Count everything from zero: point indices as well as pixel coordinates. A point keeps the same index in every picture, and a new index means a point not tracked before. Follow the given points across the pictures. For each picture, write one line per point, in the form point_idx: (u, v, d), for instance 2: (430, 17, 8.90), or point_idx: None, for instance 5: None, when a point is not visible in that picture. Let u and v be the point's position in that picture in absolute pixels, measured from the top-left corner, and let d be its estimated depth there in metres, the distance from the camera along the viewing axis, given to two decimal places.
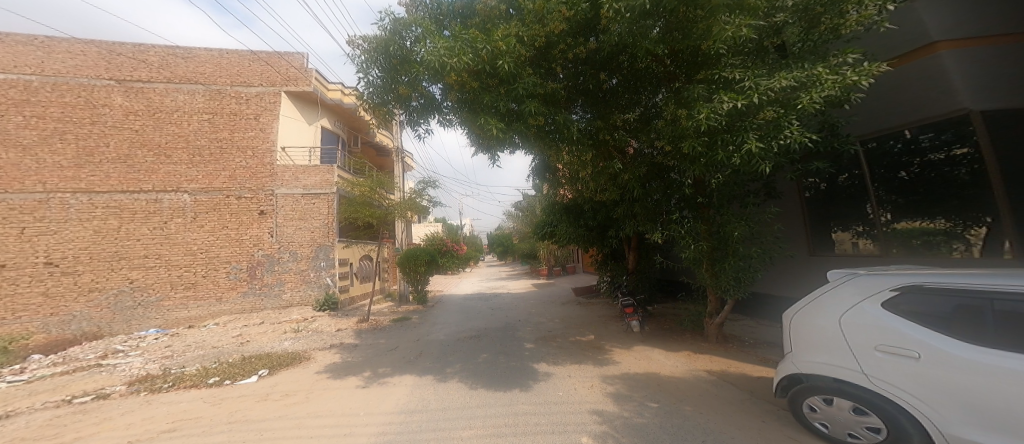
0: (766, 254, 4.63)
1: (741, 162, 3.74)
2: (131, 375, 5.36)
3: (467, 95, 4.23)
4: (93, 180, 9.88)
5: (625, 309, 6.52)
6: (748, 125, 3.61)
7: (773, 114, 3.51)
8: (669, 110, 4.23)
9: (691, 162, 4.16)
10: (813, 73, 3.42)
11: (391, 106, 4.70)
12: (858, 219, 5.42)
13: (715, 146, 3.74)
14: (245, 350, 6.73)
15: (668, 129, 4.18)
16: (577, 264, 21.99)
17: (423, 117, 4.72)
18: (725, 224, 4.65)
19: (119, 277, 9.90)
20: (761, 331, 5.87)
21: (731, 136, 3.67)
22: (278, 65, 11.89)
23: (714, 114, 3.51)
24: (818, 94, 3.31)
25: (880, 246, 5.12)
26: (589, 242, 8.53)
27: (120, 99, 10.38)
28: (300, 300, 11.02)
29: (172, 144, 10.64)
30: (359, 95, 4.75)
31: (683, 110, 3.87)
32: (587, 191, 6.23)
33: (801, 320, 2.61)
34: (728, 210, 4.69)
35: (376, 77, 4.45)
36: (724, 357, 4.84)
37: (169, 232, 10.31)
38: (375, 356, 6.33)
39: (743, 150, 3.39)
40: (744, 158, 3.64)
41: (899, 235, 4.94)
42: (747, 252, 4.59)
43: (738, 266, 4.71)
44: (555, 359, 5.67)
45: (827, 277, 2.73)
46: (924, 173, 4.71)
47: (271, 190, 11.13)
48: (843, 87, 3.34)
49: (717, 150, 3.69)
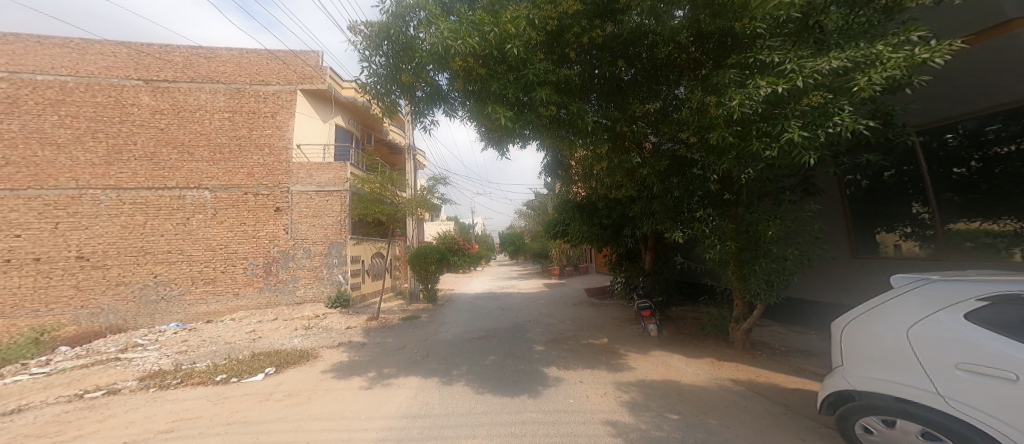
0: (803, 257, 4.21)
1: (779, 154, 3.37)
2: (144, 370, 5.38)
3: (475, 84, 4.02)
4: (121, 177, 10.18)
5: (643, 312, 6.18)
6: (789, 112, 3.22)
7: (820, 98, 3.07)
8: (695, 98, 3.91)
9: (721, 155, 3.83)
10: (871, 52, 3.01)
11: (396, 96, 4.51)
12: (906, 219, 5.00)
13: (750, 137, 3.39)
14: (257, 346, 6.74)
15: (696, 119, 3.87)
16: (590, 264, 21.57)
17: (429, 108, 4.54)
18: (756, 222, 4.30)
19: (144, 272, 10.18)
20: (791, 338, 5.45)
21: (771, 126, 3.30)
22: (295, 64, 12.01)
23: (749, 102, 3.18)
24: (878, 74, 2.87)
25: (929, 250, 4.72)
26: (603, 241, 8.22)
27: (146, 99, 10.66)
28: (314, 296, 11.14)
29: (194, 141, 10.86)
30: (363, 85, 4.58)
31: (713, 97, 3.56)
32: (602, 188, 5.94)
33: (857, 331, 2.27)
34: (759, 208, 4.33)
35: (381, 65, 4.28)
36: (750, 365, 4.47)
37: (191, 228, 10.54)
38: (382, 355, 6.22)
39: (783, 140, 3.01)
40: (783, 149, 3.26)
41: (953, 237, 4.52)
42: (781, 253, 4.20)
43: (770, 268, 4.31)
44: (567, 363, 5.41)
45: (890, 283, 2.36)
46: (987, 169, 4.26)
47: (286, 187, 11.24)
48: (910, 67, 2.89)
49: (752, 140, 3.32)
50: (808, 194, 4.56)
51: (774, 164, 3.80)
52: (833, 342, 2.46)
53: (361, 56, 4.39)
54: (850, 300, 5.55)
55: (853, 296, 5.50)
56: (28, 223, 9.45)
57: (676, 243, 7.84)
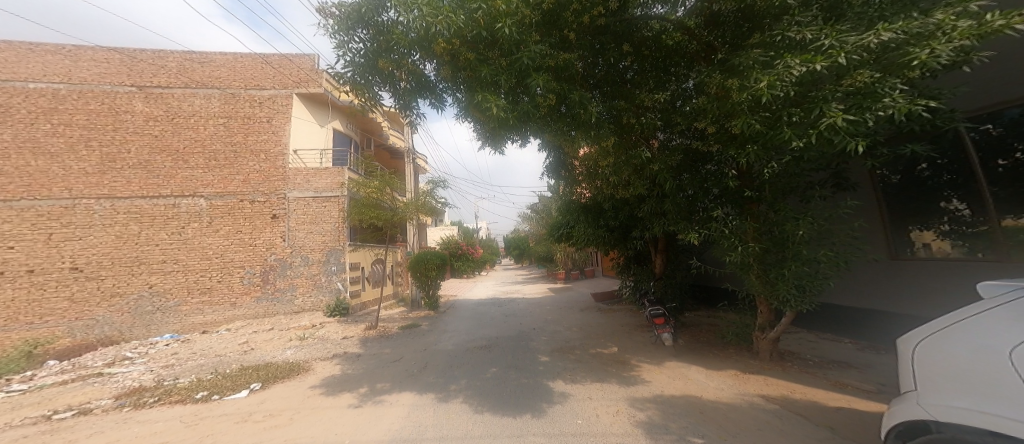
0: (839, 259, 3.74)
1: (815, 144, 2.95)
2: (122, 387, 5.04)
3: (464, 73, 3.69)
4: (115, 186, 10.01)
5: (655, 320, 5.74)
6: (826, 95, 2.78)
7: (868, 78, 2.60)
8: (713, 83, 3.50)
9: (744, 145, 3.43)
10: (931, 21, 2.49)
11: (376, 87, 4.17)
12: (944, 217, 4.52)
13: (779, 124, 2.98)
14: (246, 359, 6.41)
15: (716, 106, 3.48)
16: (597, 267, 21.05)
17: (414, 100, 4.22)
18: (782, 222, 3.88)
19: (139, 282, 9.95)
20: (822, 349, 4.98)
21: (805, 111, 2.88)
22: (290, 68, 11.84)
23: (780, 84, 2.77)
24: (943, 45, 2.33)
25: (961, 250, 4.33)
26: (610, 244, 7.77)
27: (140, 106, 10.52)
28: (312, 305, 10.90)
29: (189, 148, 10.70)
30: (339, 77, 4.25)
31: (735, 81, 3.17)
32: (608, 186, 5.55)
33: (943, 351, 1.81)
34: (785, 206, 3.92)
35: (360, 55, 3.99)
36: (782, 379, 4.01)
37: (186, 237, 10.33)
38: (377, 368, 5.85)
39: (820, 127, 2.60)
40: (822, 138, 2.83)
41: (986, 236, 4.12)
42: (812, 256, 3.76)
43: (801, 272, 3.86)
44: (574, 376, 4.97)
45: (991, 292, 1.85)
46: None
47: (283, 193, 11.04)
48: (983, 36, 2.34)
49: (782, 127, 2.90)
50: (840, 190, 4.12)
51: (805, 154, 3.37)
52: (902, 365, 2.05)
53: (336, 44, 4.06)
54: (887, 305, 5.06)
55: (892, 301, 5.02)
56: (21, 234, 9.30)
57: (688, 245, 7.38)
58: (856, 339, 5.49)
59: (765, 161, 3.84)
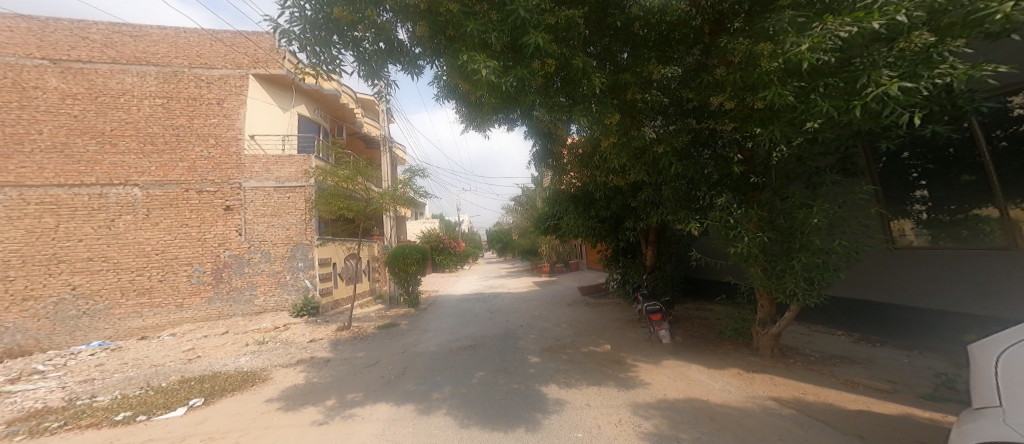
0: (853, 252, 3.29)
1: (852, 120, 2.62)
2: (19, 410, 4.11)
3: (443, 40, 3.34)
4: (25, 173, 8.59)
5: (652, 316, 5.41)
6: (874, 61, 2.43)
7: (925, 40, 2.25)
8: (740, 49, 3.12)
9: (766, 123, 3.08)
10: None
11: (337, 49, 3.59)
12: (922, 203, 4.57)
13: (813, 97, 2.64)
14: (187, 369, 5.52)
15: (741, 77, 3.13)
16: (580, 260, 21.01)
17: (383, 67, 3.65)
18: (793, 209, 3.41)
19: (58, 283, 8.61)
20: (821, 343, 4.82)
21: (847, 81, 2.54)
22: (244, 45, 10.70)
23: (824, 48, 2.41)
24: None
25: (931, 237, 4.50)
26: (600, 236, 7.43)
27: (54, 81, 9.06)
28: (275, 305, 10.01)
29: (118, 131, 9.41)
30: (286, 34, 3.63)
31: (766, 47, 2.81)
32: (603, 172, 5.18)
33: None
34: (793, 192, 3.48)
35: (310, 9, 3.37)
36: (790, 378, 3.75)
37: (117, 231, 9.13)
38: (347, 376, 5.17)
39: (869, 96, 2.24)
40: (866, 110, 2.49)
41: (943, 226, 4.39)
42: (826, 246, 3.28)
43: (812, 264, 3.37)
44: (568, 379, 4.54)
45: None
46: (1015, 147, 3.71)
47: (237, 183, 10.04)
48: None
49: (819, 100, 2.55)
50: (849, 177, 3.74)
51: (831, 137, 3.04)
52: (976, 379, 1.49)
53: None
54: (887, 298, 5.02)
55: (890, 293, 4.99)
56: None
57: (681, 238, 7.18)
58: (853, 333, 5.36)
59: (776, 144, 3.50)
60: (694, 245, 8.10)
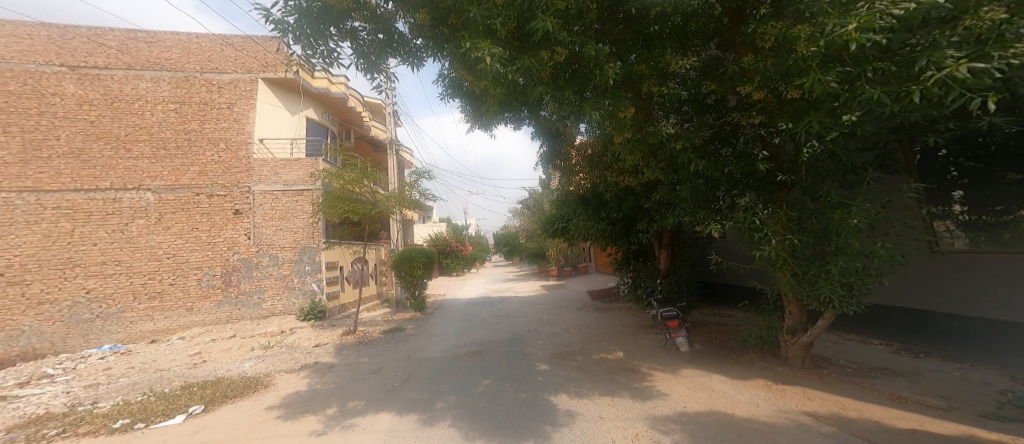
0: (898, 256, 2.95)
1: (905, 107, 2.33)
2: (20, 417, 4.06)
3: (446, 31, 3.22)
4: (42, 178, 8.75)
5: (668, 322, 5.08)
6: (935, 40, 2.15)
7: (998, 14, 1.96)
8: (771, 35, 2.86)
9: (800, 115, 2.82)
10: None
11: (336, 41, 3.48)
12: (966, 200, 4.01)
13: (859, 83, 2.38)
14: (191, 374, 5.44)
15: (771, 65, 2.88)
16: (589, 264, 20.68)
17: (383, 58, 3.54)
18: (829, 209, 3.11)
19: (73, 287, 8.73)
20: (856, 353, 4.48)
21: (899, 65, 2.27)
22: (254, 50, 10.81)
23: (875, 27, 2.15)
24: None
25: (972, 239, 4.11)
26: (610, 238, 7.15)
27: (72, 87, 9.26)
28: (283, 308, 9.99)
29: (133, 136, 9.56)
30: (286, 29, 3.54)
31: (803, 30, 2.55)
32: (616, 171, 4.97)
33: None
34: (827, 191, 3.19)
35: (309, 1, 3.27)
36: (824, 391, 3.44)
37: (130, 235, 9.23)
38: (349, 383, 5.01)
39: (930, 80, 1.95)
40: (923, 97, 2.20)
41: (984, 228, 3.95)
42: (868, 249, 2.94)
43: (851, 269, 3.03)
44: (578, 389, 4.29)
45: None
46: None
47: (246, 186, 10.09)
48: None
49: (867, 86, 2.28)
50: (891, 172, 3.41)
51: (871, 129, 2.76)
52: None
53: None
54: (933, 305, 4.70)
55: (937, 300, 4.65)
56: None
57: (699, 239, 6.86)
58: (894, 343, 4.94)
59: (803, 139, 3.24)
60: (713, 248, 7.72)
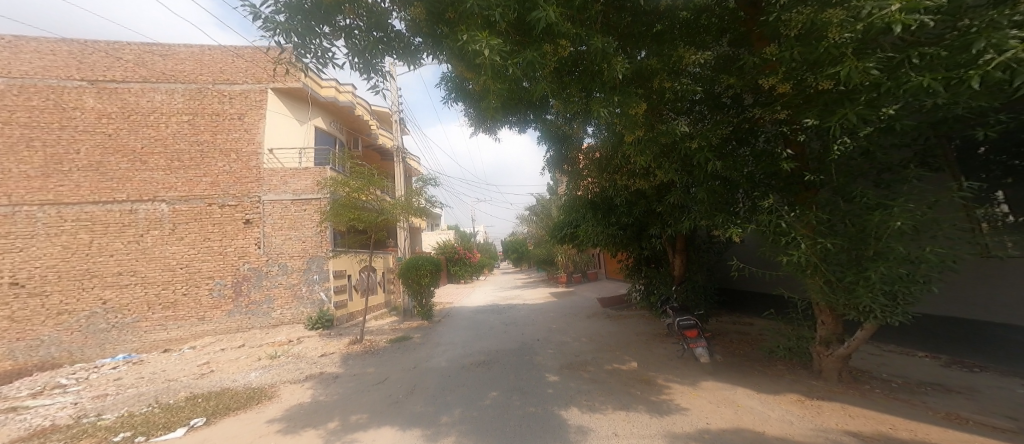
0: (949, 261, 2.66)
1: (957, 97, 2.08)
2: (25, 429, 4.02)
3: (443, 27, 3.11)
4: (62, 190, 8.99)
5: (686, 332, 4.80)
6: (993, 21, 1.90)
7: None
8: (797, 22, 2.63)
9: (831, 108, 2.58)
10: None
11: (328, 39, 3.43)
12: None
13: (903, 71, 2.13)
14: (197, 385, 5.39)
15: (798, 54, 2.64)
16: (599, 269, 20.33)
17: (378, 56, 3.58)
18: (865, 210, 2.86)
19: (91, 298, 8.89)
20: (897, 365, 4.12)
21: (951, 49, 2.02)
22: (264, 61, 11.02)
23: (923, 7, 1.91)
24: None
25: None
26: (621, 244, 6.89)
27: (91, 102, 9.55)
28: (292, 317, 10.00)
29: (148, 148, 9.78)
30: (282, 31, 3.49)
31: (836, 14, 2.31)
32: (626, 175, 4.79)
33: None
34: (862, 191, 2.93)
35: None
36: (868, 409, 3.13)
37: (145, 246, 9.39)
38: (353, 395, 4.87)
39: (994, 64, 1.70)
40: (979, 84, 1.95)
41: None
42: (913, 255, 2.67)
43: (893, 275, 2.76)
44: (590, 402, 4.05)
45: None
46: None
47: (257, 196, 10.21)
48: None
49: (913, 73, 2.04)
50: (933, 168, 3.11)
51: (911, 122, 2.50)
52: None
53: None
54: None
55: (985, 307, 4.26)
56: None
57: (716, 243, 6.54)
58: (932, 353, 4.57)
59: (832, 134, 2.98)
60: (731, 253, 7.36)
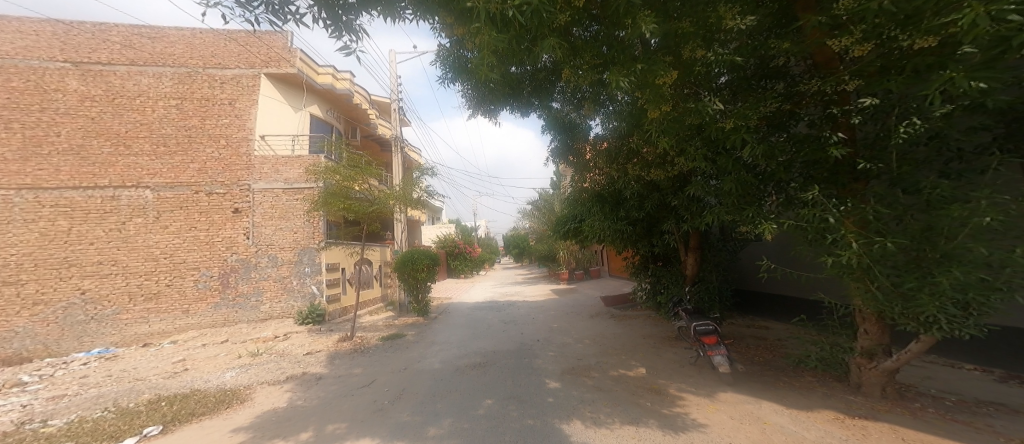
0: None
1: None
2: None
3: None
4: (40, 175, 8.53)
5: (705, 338, 4.33)
6: None
7: None
8: None
9: (918, 75, 2.07)
10: None
11: None
12: None
13: None
14: (166, 386, 4.94)
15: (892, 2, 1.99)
16: (603, 266, 19.88)
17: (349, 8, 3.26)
18: (936, 206, 2.40)
19: (68, 288, 8.44)
20: (946, 381, 3.63)
21: None
22: (257, 45, 10.53)
23: None
24: None
25: None
26: (630, 241, 6.39)
27: (74, 84, 9.06)
28: (281, 312, 9.58)
29: (133, 132, 9.30)
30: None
31: None
32: (641, 165, 4.36)
33: None
34: (933, 182, 2.47)
35: None
36: (924, 433, 2.66)
37: (127, 234, 8.94)
38: (334, 401, 4.38)
39: None
40: None
41: None
42: (998, 259, 2.21)
43: (970, 282, 2.30)
44: (595, 415, 3.57)
45: None
46: None
47: (246, 184, 9.73)
48: None
49: None
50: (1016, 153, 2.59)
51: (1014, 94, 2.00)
52: None
53: None
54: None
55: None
56: None
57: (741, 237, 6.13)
58: (983, 365, 4.08)
59: (899, 114, 2.50)
60: (758, 249, 6.90)
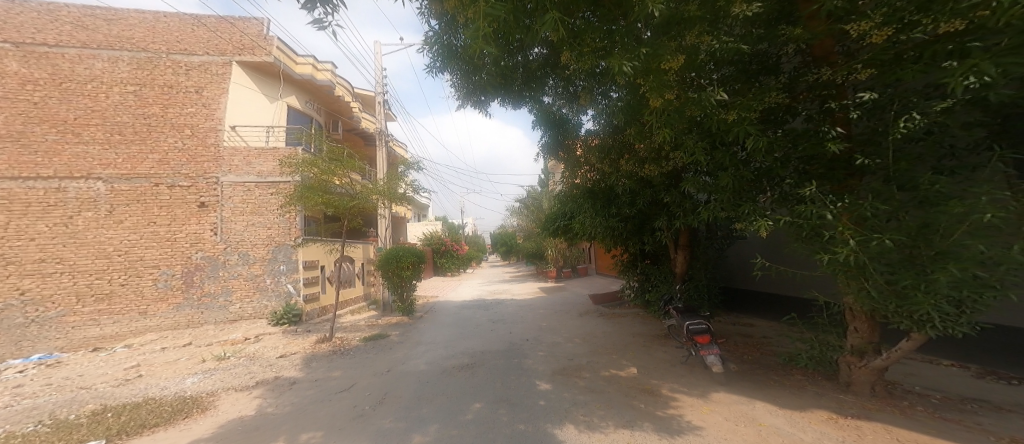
0: None
1: None
2: None
3: None
4: None
5: (698, 337, 4.27)
6: None
7: None
8: None
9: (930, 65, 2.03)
10: None
11: None
12: None
13: None
14: (114, 395, 4.46)
15: None
16: (590, 264, 19.97)
17: None
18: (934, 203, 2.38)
19: (5, 288, 7.62)
20: (931, 378, 3.67)
21: None
22: (228, 31, 9.92)
23: None
24: None
25: None
26: (620, 239, 6.32)
27: (14, 66, 8.23)
28: (252, 312, 9.03)
29: (84, 119, 8.53)
30: None
31: None
32: (637, 159, 4.27)
33: None
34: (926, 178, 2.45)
35: None
36: (917, 432, 2.65)
37: (76, 229, 8.18)
38: (309, 407, 4.06)
39: None
40: None
41: None
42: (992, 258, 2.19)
43: (967, 279, 2.28)
44: (589, 418, 3.42)
45: None
46: None
47: (214, 177, 9.13)
48: None
49: None
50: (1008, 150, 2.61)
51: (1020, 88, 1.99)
52: None
53: None
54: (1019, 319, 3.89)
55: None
56: None
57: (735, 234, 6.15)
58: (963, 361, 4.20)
59: (898, 108, 2.49)
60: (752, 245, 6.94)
